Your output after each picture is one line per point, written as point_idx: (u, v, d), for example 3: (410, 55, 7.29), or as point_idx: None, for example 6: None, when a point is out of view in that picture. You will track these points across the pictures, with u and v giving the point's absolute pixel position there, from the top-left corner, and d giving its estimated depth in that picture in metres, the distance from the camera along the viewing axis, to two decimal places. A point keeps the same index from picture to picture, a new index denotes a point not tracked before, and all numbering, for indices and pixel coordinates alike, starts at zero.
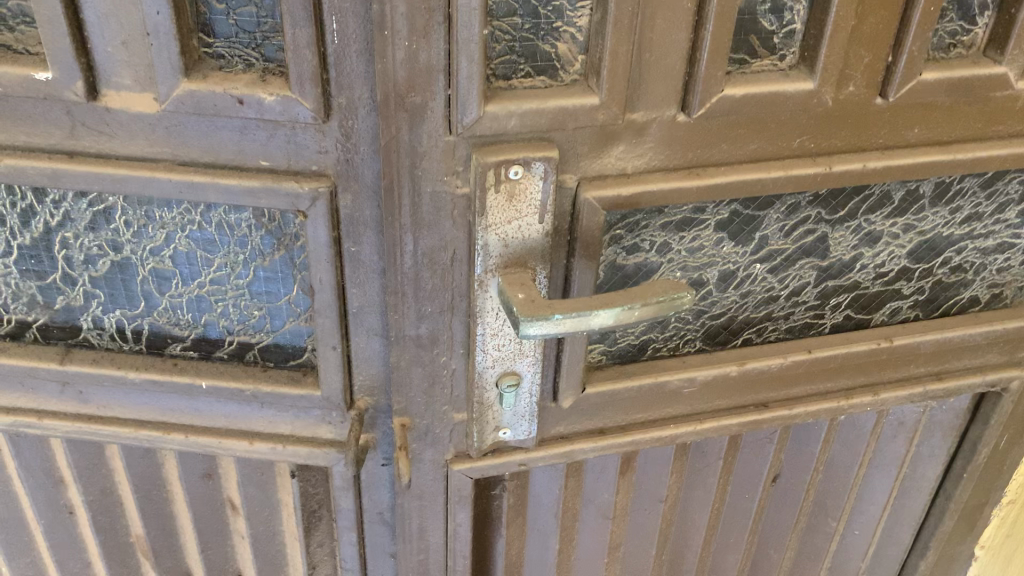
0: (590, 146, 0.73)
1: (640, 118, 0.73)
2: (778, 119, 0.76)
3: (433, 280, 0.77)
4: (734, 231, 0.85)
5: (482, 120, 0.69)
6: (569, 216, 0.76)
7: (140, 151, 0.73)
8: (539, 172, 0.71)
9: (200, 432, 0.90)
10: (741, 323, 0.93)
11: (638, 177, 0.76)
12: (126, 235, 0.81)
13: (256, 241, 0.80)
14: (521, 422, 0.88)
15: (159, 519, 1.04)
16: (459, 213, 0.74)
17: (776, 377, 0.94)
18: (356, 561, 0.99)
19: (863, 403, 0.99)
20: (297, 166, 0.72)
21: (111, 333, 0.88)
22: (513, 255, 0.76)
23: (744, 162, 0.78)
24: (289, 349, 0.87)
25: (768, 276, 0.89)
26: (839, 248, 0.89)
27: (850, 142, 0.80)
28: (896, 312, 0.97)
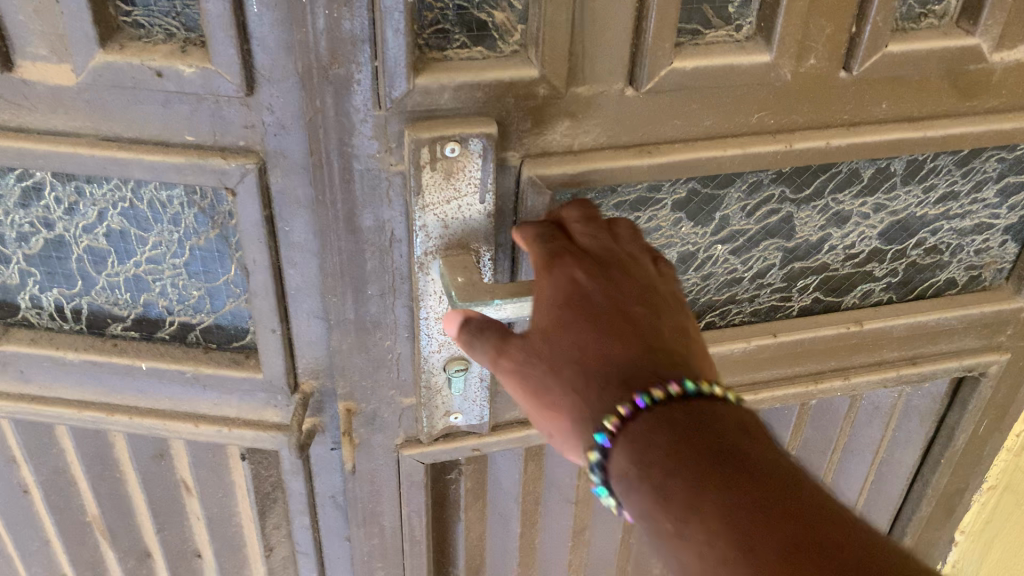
0: (532, 122, 0.70)
1: (586, 91, 0.69)
2: (733, 94, 0.72)
3: (371, 262, 0.74)
4: (693, 211, 0.81)
5: (413, 94, 0.65)
6: (514, 195, 0.73)
7: (61, 125, 0.70)
8: (477, 149, 0.67)
9: (144, 414, 0.88)
10: (703, 306, 0.89)
11: (586, 154, 0.72)
12: (57, 212, 0.78)
13: (189, 219, 0.76)
14: (474, 407, 0.85)
15: (113, 500, 1.02)
16: (395, 193, 0.70)
17: (740, 360, 0.92)
18: (311, 544, 0.97)
19: (832, 387, 0.97)
20: (224, 141, 0.69)
21: (50, 312, 0.85)
22: (454, 236, 0.72)
23: (699, 139, 0.74)
24: (231, 330, 0.84)
25: (730, 257, 0.86)
26: (806, 228, 0.86)
27: (813, 118, 0.76)
28: (868, 294, 0.94)
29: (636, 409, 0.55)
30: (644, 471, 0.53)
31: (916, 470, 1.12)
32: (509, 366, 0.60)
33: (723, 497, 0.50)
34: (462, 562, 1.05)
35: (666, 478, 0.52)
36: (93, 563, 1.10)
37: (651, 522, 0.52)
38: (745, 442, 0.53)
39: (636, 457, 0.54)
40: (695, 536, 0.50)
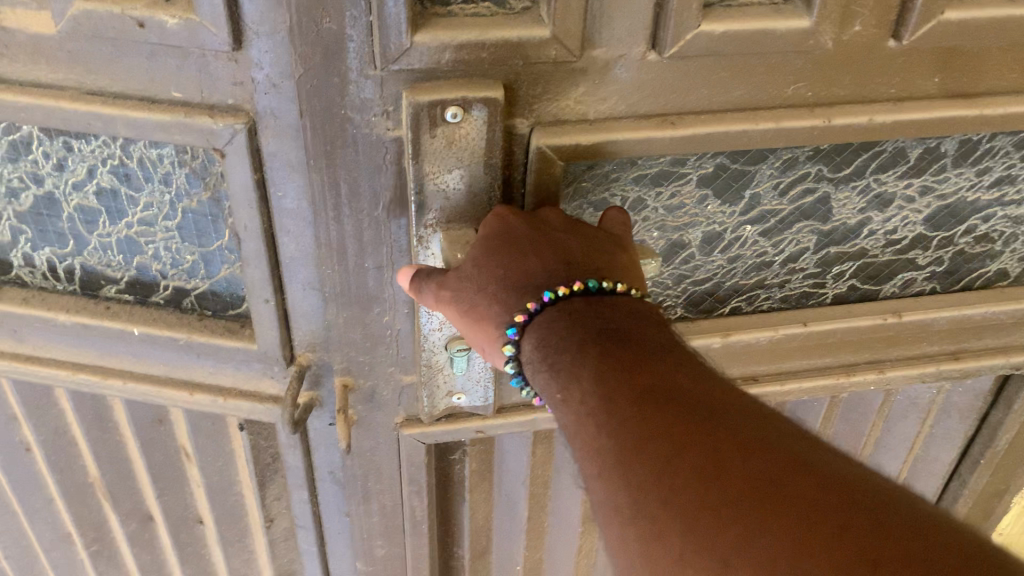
0: (543, 87, 0.65)
1: (603, 55, 0.64)
2: (767, 62, 0.66)
3: (366, 232, 0.70)
4: (720, 187, 0.75)
5: (413, 54, 0.60)
6: (523, 165, 0.69)
7: (44, 77, 0.65)
8: (480, 116, 0.63)
9: (139, 379, 0.85)
10: (729, 290, 0.84)
11: (602, 124, 0.67)
12: (46, 167, 0.74)
13: (180, 180, 0.72)
14: (478, 387, 0.81)
15: (114, 463, 1.00)
16: (392, 158, 0.66)
17: (767, 349, 0.87)
18: (309, 519, 0.94)
19: (865, 381, 0.91)
20: (212, 99, 0.64)
21: (43, 271, 0.82)
22: (456, 210, 0.68)
23: (727, 110, 0.68)
24: (227, 298, 0.81)
25: (759, 239, 0.80)
26: (844, 211, 0.79)
27: (855, 90, 0.69)
28: (909, 283, 0.88)
29: (543, 304, 0.61)
30: (542, 350, 0.60)
31: (953, 469, 1.08)
32: (444, 296, 0.64)
33: (598, 360, 0.57)
34: (467, 542, 1.02)
35: (557, 351, 0.59)
36: (96, 524, 1.08)
37: (548, 393, 0.59)
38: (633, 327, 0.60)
39: (537, 340, 0.60)
40: (574, 395, 0.57)
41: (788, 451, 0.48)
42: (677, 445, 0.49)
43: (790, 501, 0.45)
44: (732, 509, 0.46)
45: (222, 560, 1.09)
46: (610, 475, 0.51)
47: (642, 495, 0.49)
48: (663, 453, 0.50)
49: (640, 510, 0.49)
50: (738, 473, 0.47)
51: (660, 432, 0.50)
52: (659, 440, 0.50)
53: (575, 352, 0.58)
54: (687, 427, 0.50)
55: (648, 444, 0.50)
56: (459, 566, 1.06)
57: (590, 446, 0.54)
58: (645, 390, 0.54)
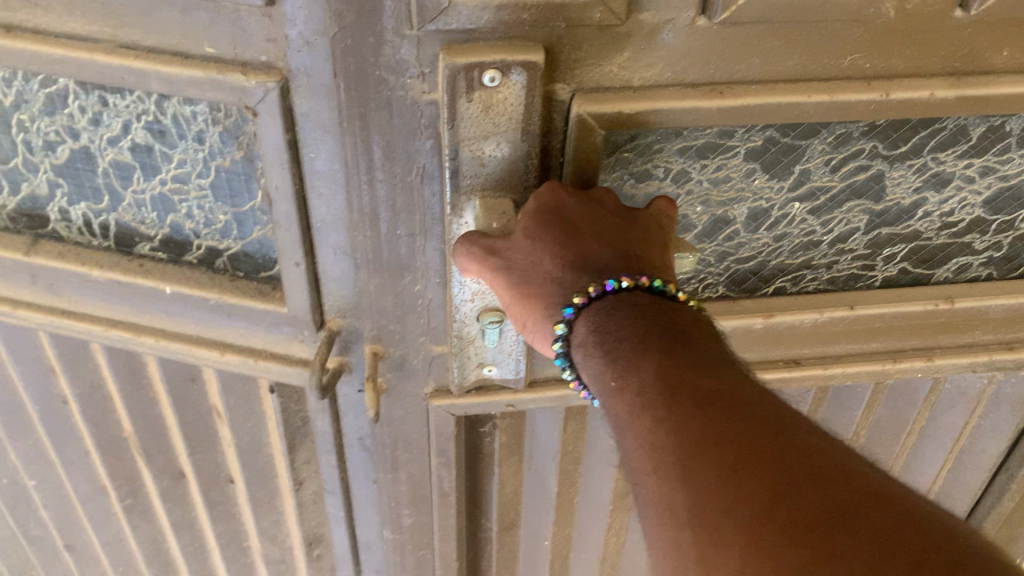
0: (588, 50, 0.62)
1: (651, 19, 0.61)
2: (824, 31, 0.63)
3: (399, 198, 0.69)
4: (769, 162, 0.72)
5: (453, 13, 0.58)
6: (562, 134, 0.67)
7: (78, 28, 0.64)
8: (519, 81, 0.61)
9: (170, 338, 0.85)
10: (773, 269, 0.81)
11: (646, 91, 0.64)
12: (81, 121, 0.73)
13: (214, 138, 0.71)
14: (509, 360, 0.80)
15: (147, 419, 1.00)
16: (427, 122, 0.65)
17: (810, 333, 0.85)
18: (337, 485, 0.94)
19: (912, 368, 0.89)
20: (245, 55, 0.63)
21: (79, 226, 0.82)
22: (491, 177, 0.66)
23: (779, 82, 0.65)
24: (259, 259, 0.80)
25: (808, 217, 0.77)
26: (898, 190, 0.75)
27: (916, 63, 0.65)
28: (964, 268, 0.85)
29: (603, 291, 0.60)
30: (600, 338, 0.59)
31: (1001, 462, 1.05)
32: (493, 265, 0.64)
33: (660, 357, 0.56)
34: (495, 514, 1.01)
35: (615, 342, 0.58)
36: (129, 478, 1.09)
37: (600, 380, 0.58)
38: (695, 331, 0.58)
39: (595, 326, 0.59)
40: (631, 387, 0.55)
41: (857, 476, 0.47)
42: (743, 456, 0.48)
43: (866, 527, 0.43)
44: (798, 527, 0.44)
45: (252, 520, 1.10)
46: (667, 473, 0.50)
47: (701, 498, 0.48)
48: (728, 460, 0.48)
49: (699, 514, 0.48)
50: (808, 492, 0.46)
51: (725, 437, 0.49)
52: (725, 445, 0.49)
53: (635, 343, 0.57)
54: (755, 437, 0.49)
55: (712, 449, 0.49)
56: (487, 537, 1.05)
57: (642, 441, 0.53)
58: (710, 394, 0.52)
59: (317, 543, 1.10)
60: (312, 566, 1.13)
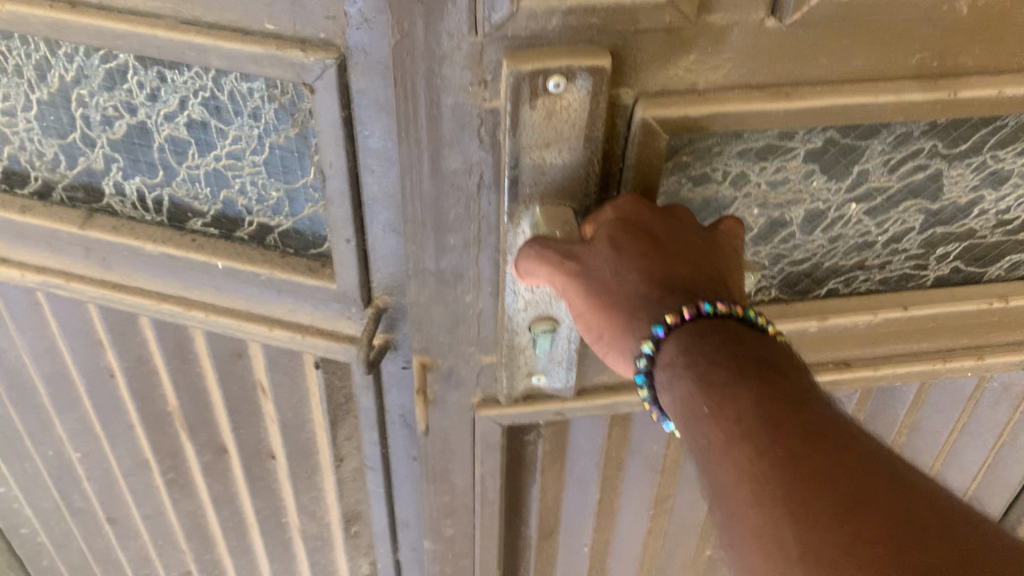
0: (655, 53, 0.62)
1: (720, 21, 0.61)
2: (894, 31, 0.63)
3: (456, 209, 0.69)
4: (828, 163, 0.73)
5: (518, 18, 0.58)
6: (624, 139, 0.67)
7: (141, 5, 0.66)
8: (584, 86, 0.61)
9: (219, 313, 0.86)
10: (826, 270, 0.84)
11: (711, 94, 0.65)
12: (140, 97, 0.75)
13: (269, 115, 0.72)
14: (557, 369, 0.81)
15: (192, 393, 1.02)
16: (486, 131, 0.65)
17: (862, 334, 0.88)
18: (379, 460, 0.95)
19: (962, 367, 0.92)
20: (305, 32, 0.64)
21: (133, 201, 0.84)
22: (551, 183, 0.67)
23: (845, 82, 0.66)
24: (309, 237, 0.81)
25: (864, 218, 0.79)
26: (956, 188, 0.78)
27: (984, 61, 0.66)
28: (1017, 265, 0.88)
29: (698, 313, 0.58)
30: (690, 361, 0.57)
31: None
32: (570, 268, 0.62)
33: (763, 388, 0.55)
34: (534, 516, 1.03)
35: (710, 367, 0.56)
36: (172, 452, 1.12)
37: (690, 405, 0.56)
38: (784, 359, 0.58)
39: (688, 349, 0.57)
40: (729, 418, 0.54)
41: (969, 526, 0.49)
42: (858, 508, 0.49)
43: None
44: None
45: (291, 496, 1.11)
46: (775, 516, 0.50)
47: (815, 547, 0.48)
48: (844, 512, 0.49)
49: (811, 562, 0.48)
50: (932, 547, 0.47)
51: (838, 487, 0.50)
52: (838, 495, 0.49)
53: (733, 370, 0.56)
54: (867, 487, 0.50)
55: (825, 498, 0.49)
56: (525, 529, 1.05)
57: (744, 475, 0.52)
58: (815, 431, 0.52)
59: (355, 520, 1.11)
60: (350, 543, 1.15)
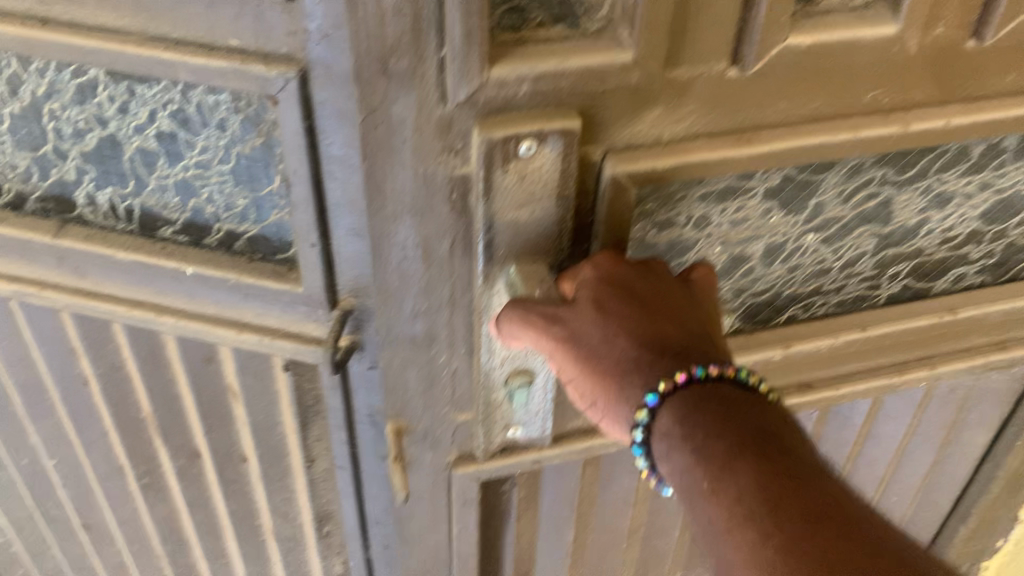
0: (623, 110, 0.74)
1: (683, 73, 0.73)
2: (849, 76, 0.77)
3: (429, 274, 0.79)
4: (784, 199, 0.89)
5: (488, 86, 0.68)
6: (593, 193, 0.78)
7: (111, 22, 0.69)
8: (554, 147, 0.71)
9: (190, 318, 0.89)
10: (787, 298, 1.01)
11: (676, 143, 0.77)
12: (110, 110, 0.78)
13: (235, 126, 0.75)
14: (533, 420, 0.93)
15: (166, 398, 1.05)
16: (455, 194, 0.74)
17: (825, 356, 1.05)
18: (348, 458, 0.98)
19: (917, 376, 1.12)
20: (267, 47, 0.67)
21: (104, 210, 0.86)
22: (524, 239, 0.77)
23: (807, 121, 0.79)
24: (276, 243, 0.84)
25: (819, 246, 0.96)
26: (906, 211, 0.96)
27: (929, 95, 0.80)
28: (961, 277, 1.07)
29: (691, 377, 0.67)
30: (690, 434, 0.66)
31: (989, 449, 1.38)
32: (564, 334, 0.71)
33: (756, 460, 0.64)
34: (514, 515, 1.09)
35: (705, 440, 0.65)
36: (146, 457, 1.14)
37: (689, 478, 0.65)
38: (779, 429, 0.67)
39: (685, 421, 0.66)
40: (730, 494, 0.63)
41: None
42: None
43: None
44: None
45: (264, 497, 1.14)
46: None
47: None
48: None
49: None
50: None
51: (831, 559, 0.58)
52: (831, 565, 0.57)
53: (728, 441, 0.65)
54: (856, 557, 0.58)
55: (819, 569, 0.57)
56: (503, 522, 1.10)
57: (747, 554, 0.60)
58: (808, 507, 0.61)
59: (327, 519, 1.14)
60: (322, 542, 1.17)
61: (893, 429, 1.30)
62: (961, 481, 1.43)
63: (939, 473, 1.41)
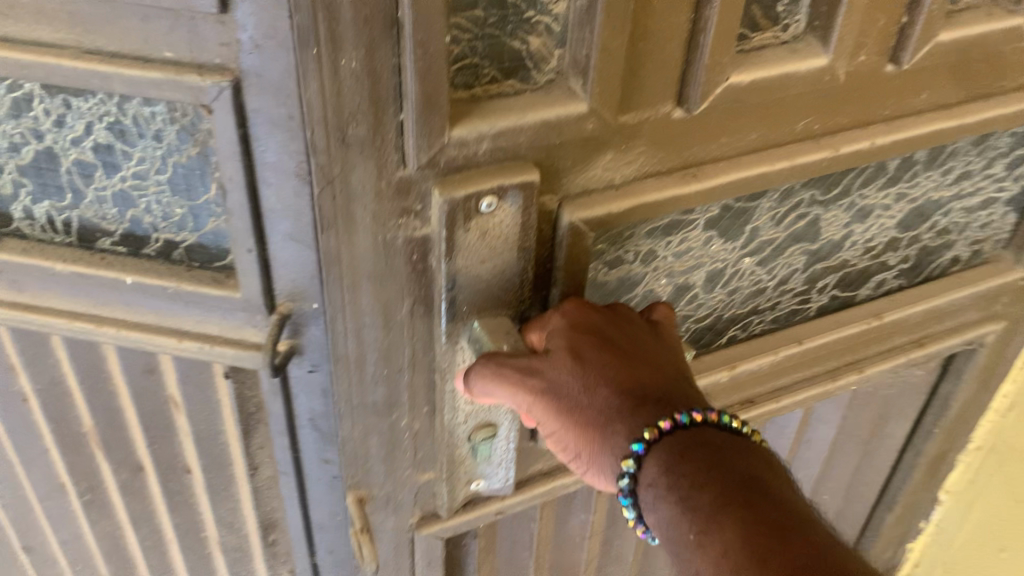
0: (575, 159, 0.83)
1: (633, 118, 0.83)
2: (787, 108, 0.90)
3: (390, 337, 0.85)
4: (722, 228, 1.00)
5: (449, 146, 0.75)
6: (550, 240, 0.88)
7: (45, 36, 0.71)
8: (512, 202, 0.80)
9: (131, 328, 0.90)
10: (727, 320, 1.11)
11: (626, 184, 0.87)
12: (46, 123, 0.80)
13: (171, 136, 0.78)
14: (495, 471, 1.01)
15: (107, 412, 1.05)
16: (412, 253, 0.80)
17: (765, 373, 1.14)
18: (291, 464, 1.00)
19: (848, 382, 1.22)
20: (201, 59, 0.70)
21: (42, 223, 0.88)
22: (482, 291, 0.85)
23: (748, 152, 0.92)
24: (214, 250, 0.86)
25: (755, 268, 1.07)
26: (832, 226, 1.09)
27: (853, 119, 0.96)
28: (881, 282, 1.20)
29: (675, 424, 0.77)
30: (676, 483, 0.75)
31: (909, 440, 1.47)
32: (548, 390, 0.79)
33: (739, 510, 0.72)
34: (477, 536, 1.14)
35: (691, 491, 0.74)
36: (88, 473, 1.14)
37: (676, 528, 0.74)
38: (761, 473, 0.76)
39: (670, 470, 0.75)
40: (715, 543, 0.72)
41: None
42: None
43: None
44: None
45: (209, 509, 1.15)
46: None
47: None
48: None
49: None
50: None
51: None
52: None
53: (713, 492, 0.74)
54: None
55: None
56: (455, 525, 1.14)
57: None
58: (790, 556, 0.69)
59: (273, 527, 1.16)
60: (268, 551, 1.18)
61: (821, 425, 1.36)
62: (885, 469, 1.51)
63: (866, 466, 1.49)
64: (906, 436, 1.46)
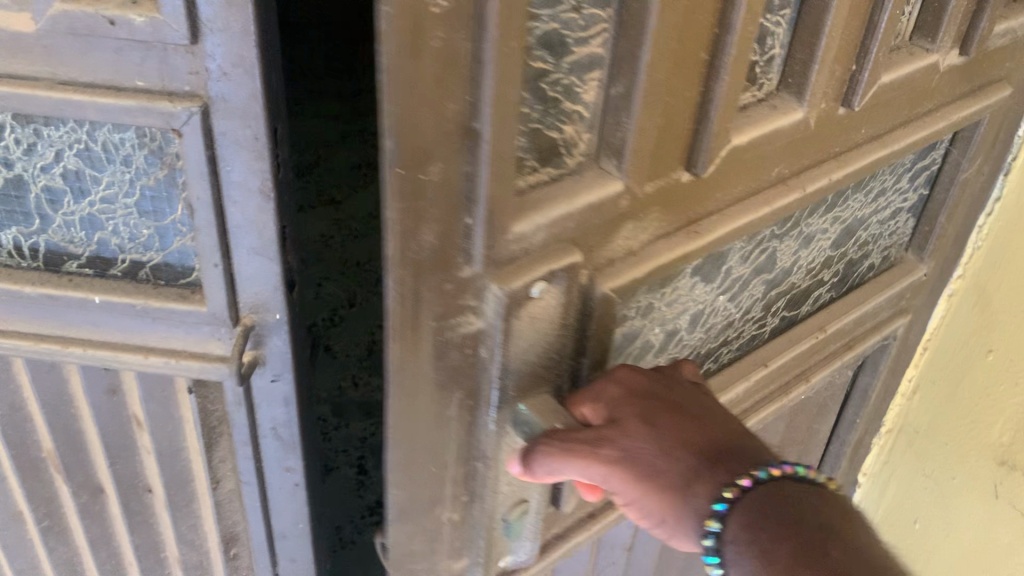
0: (601, 236, 0.79)
1: (652, 186, 0.80)
2: (763, 158, 0.90)
3: (430, 430, 0.79)
4: (704, 272, 0.97)
5: (508, 242, 0.71)
6: (583, 318, 0.82)
7: (21, 69, 0.76)
8: (556, 286, 0.76)
9: (97, 346, 0.94)
10: (702, 356, 1.08)
11: (642, 251, 0.84)
12: (17, 152, 0.84)
13: (140, 160, 0.83)
14: (524, 545, 0.94)
15: (69, 434, 1.09)
16: (462, 347, 0.76)
17: (735, 401, 1.13)
18: (253, 473, 1.06)
19: (798, 394, 1.24)
20: (171, 87, 0.76)
21: (9, 249, 0.92)
22: (529, 377, 0.81)
23: (734, 205, 0.91)
24: (178, 269, 0.91)
25: (727, 304, 1.06)
26: (785, 255, 1.10)
27: (812, 159, 0.97)
28: (818, 296, 1.23)
29: (754, 480, 0.73)
30: (753, 537, 0.71)
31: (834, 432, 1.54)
32: (626, 458, 0.76)
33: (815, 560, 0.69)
34: None
35: (769, 545, 0.70)
36: (47, 498, 1.16)
37: None
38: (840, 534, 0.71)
39: (748, 523, 0.71)
40: None
41: None
42: None
43: None
44: None
45: (170, 527, 1.18)
46: None
47: None
48: None
49: None
50: None
51: None
52: None
53: (791, 543, 0.70)
54: None
55: None
56: None
57: None
58: None
59: (234, 541, 1.19)
60: (230, 565, 1.21)
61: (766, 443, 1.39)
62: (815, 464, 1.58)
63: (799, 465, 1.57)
64: (831, 429, 1.54)
